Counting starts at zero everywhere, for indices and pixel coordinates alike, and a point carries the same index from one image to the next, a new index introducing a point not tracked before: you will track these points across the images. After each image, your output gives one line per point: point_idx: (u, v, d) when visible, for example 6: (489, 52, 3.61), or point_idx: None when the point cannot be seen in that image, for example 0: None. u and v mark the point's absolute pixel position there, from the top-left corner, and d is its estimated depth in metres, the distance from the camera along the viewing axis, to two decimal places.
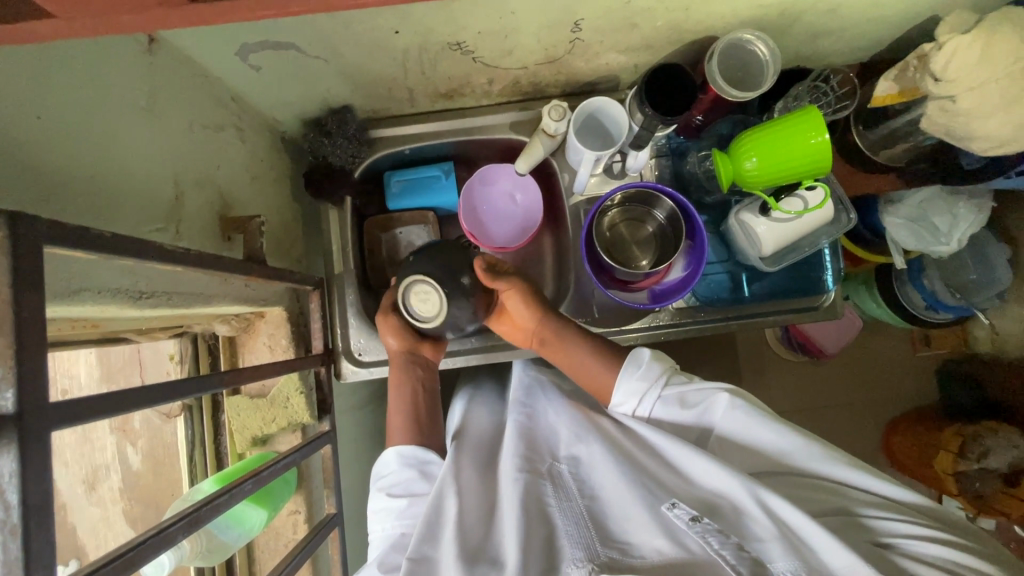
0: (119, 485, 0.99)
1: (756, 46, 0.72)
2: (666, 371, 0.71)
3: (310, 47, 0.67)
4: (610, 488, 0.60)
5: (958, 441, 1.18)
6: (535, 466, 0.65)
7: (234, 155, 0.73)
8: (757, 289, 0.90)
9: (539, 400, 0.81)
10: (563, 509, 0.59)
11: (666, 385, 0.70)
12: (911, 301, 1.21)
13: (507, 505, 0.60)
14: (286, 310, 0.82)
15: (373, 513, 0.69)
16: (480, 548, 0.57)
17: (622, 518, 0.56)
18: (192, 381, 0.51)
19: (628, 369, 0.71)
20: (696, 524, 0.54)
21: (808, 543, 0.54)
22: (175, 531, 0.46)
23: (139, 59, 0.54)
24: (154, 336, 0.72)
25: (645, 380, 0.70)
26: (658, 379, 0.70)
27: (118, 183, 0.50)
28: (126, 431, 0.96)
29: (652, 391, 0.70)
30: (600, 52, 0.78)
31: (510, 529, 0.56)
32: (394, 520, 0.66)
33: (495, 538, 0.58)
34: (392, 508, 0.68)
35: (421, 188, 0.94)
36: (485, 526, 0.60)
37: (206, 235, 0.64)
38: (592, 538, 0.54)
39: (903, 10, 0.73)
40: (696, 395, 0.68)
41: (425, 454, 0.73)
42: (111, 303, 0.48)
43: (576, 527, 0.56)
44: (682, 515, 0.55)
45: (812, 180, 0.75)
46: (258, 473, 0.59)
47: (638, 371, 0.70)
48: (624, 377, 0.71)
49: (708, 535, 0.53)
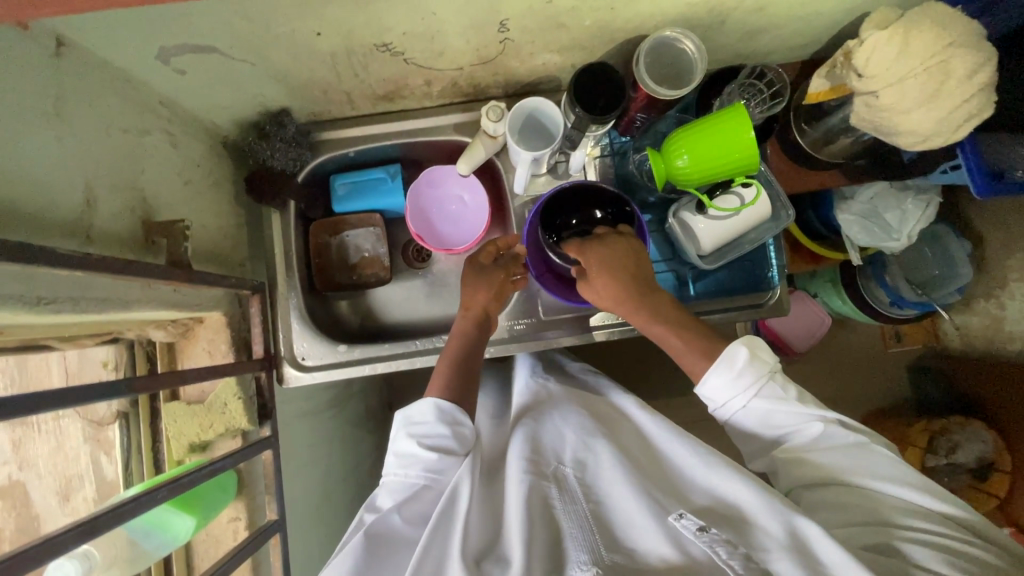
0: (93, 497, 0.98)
1: (683, 44, 0.73)
2: (760, 380, 0.66)
3: (233, 50, 0.66)
4: (616, 494, 0.62)
5: (926, 437, 1.18)
6: (540, 469, 0.66)
7: (164, 159, 0.72)
8: (701, 288, 0.90)
9: (548, 407, 0.80)
10: (568, 512, 0.60)
11: (756, 396, 0.67)
12: (875, 297, 1.20)
13: (512, 506, 0.62)
14: (225, 315, 0.81)
15: (396, 454, 0.69)
16: (487, 550, 0.58)
17: (628, 526, 0.58)
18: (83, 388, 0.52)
19: (720, 367, 0.68)
20: (703, 535, 0.56)
21: (818, 555, 0.53)
22: (64, 540, 0.46)
23: (42, 64, 0.54)
24: (82, 343, 0.71)
25: (737, 384, 0.67)
26: (758, 384, 0.66)
27: (16, 187, 0.50)
28: (102, 440, 0.96)
29: (745, 395, 0.67)
30: (534, 52, 0.78)
31: (517, 530, 0.58)
32: (420, 470, 0.66)
33: (501, 536, 0.60)
34: (420, 458, 0.67)
35: (367, 190, 0.94)
36: (490, 529, 0.62)
37: (123, 241, 0.63)
38: (597, 543, 0.56)
39: (830, 8, 0.74)
40: (786, 413, 0.66)
41: (460, 414, 0.71)
42: (3, 308, 0.47)
43: (581, 531, 0.58)
44: (689, 525, 0.57)
45: (744, 176, 0.75)
46: (176, 481, 0.59)
47: (731, 374, 0.67)
48: (716, 373, 0.68)
49: (715, 544, 0.54)
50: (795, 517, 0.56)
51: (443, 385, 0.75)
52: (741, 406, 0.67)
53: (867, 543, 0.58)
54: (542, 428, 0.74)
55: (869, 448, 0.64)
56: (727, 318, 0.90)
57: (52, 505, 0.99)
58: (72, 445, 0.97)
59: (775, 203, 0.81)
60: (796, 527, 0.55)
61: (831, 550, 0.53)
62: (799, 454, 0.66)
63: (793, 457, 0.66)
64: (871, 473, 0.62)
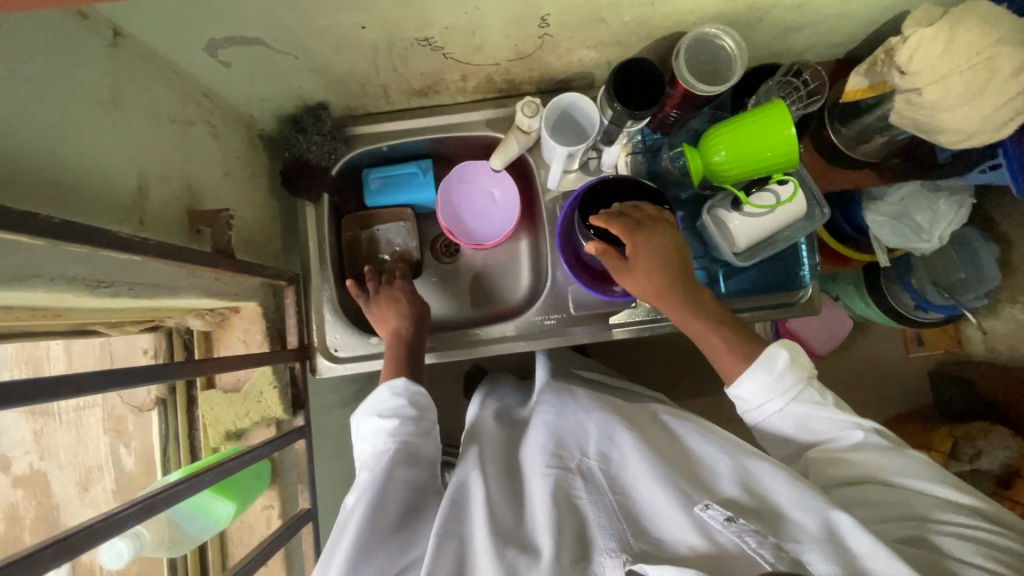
0: (111, 487, 1.02)
1: (723, 41, 0.73)
2: (797, 384, 0.67)
3: (279, 42, 0.67)
4: (642, 486, 0.61)
5: (949, 442, 1.15)
6: (565, 463, 0.66)
7: (206, 150, 0.73)
8: (733, 286, 0.90)
9: (569, 402, 0.79)
10: (594, 503, 0.60)
11: (792, 401, 0.67)
12: (901, 302, 1.19)
13: (539, 499, 0.62)
14: (261, 305, 0.82)
15: (362, 434, 0.71)
16: (515, 536, 0.59)
17: (655, 516, 0.58)
18: (140, 372, 0.53)
19: (757, 370, 0.68)
20: (730, 524, 0.54)
21: (852, 547, 0.52)
22: (125, 517, 0.45)
23: (101, 53, 0.55)
24: (126, 329, 0.73)
25: (773, 389, 0.67)
26: (798, 387, 0.67)
27: (77, 172, 0.51)
28: (119, 432, 1.00)
29: (784, 399, 0.67)
30: (572, 48, 0.78)
31: (544, 521, 0.58)
32: (384, 438, 0.68)
33: (528, 527, 0.60)
34: (382, 428, 0.69)
35: (399, 185, 0.95)
36: (516, 520, 0.62)
37: (172, 229, 0.64)
38: (624, 531, 0.56)
39: (872, 4, 0.73)
40: (822, 417, 0.67)
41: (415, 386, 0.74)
42: (66, 290, 0.48)
43: (607, 519, 0.58)
44: (716, 515, 0.55)
45: (782, 173, 0.75)
46: (222, 465, 0.59)
47: (769, 378, 0.67)
48: (753, 375, 0.68)
49: (744, 533, 0.52)
50: (828, 511, 0.55)
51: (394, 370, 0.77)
52: (778, 409, 0.68)
53: (900, 536, 0.58)
54: (564, 419, 0.74)
55: (896, 451, 0.64)
56: (758, 316, 0.90)
57: (71, 495, 1.03)
58: (92, 437, 1.02)
59: (810, 200, 0.81)
60: (833, 523, 0.54)
61: (865, 542, 0.51)
62: (831, 454, 0.66)
63: (826, 458, 0.66)
64: (900, 467, 0.63)
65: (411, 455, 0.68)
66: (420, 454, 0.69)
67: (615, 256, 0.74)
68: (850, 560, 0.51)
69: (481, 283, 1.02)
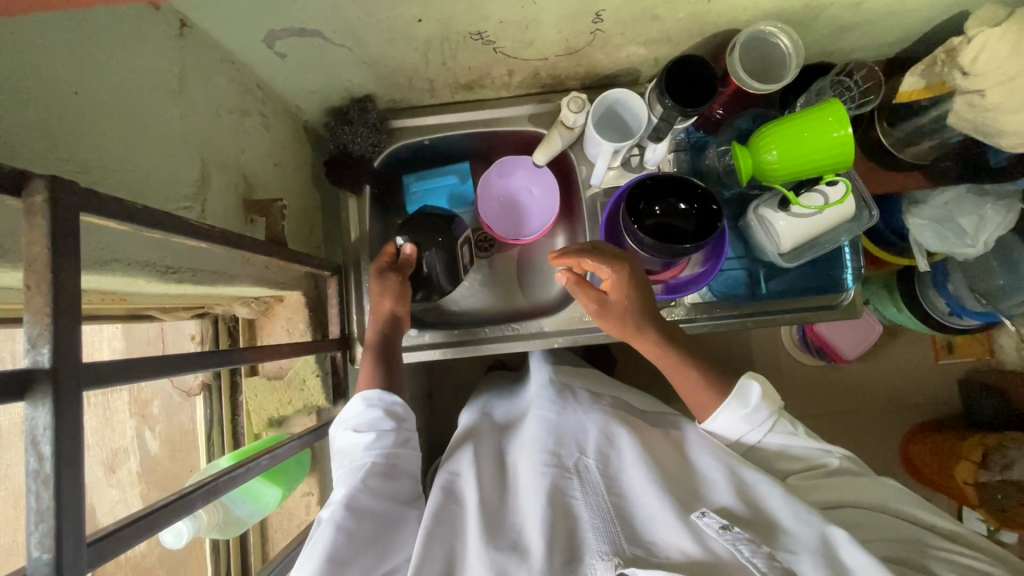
0: (139, 467, 1.08)
1: (779, 39, 0.72)
2: (772, 416, 0.68)
3: (335, 35, 0.68)
4: (638, 489, 0.59)
5: (980, 450, 1.11)
6: (561, 462, 0.63)
7: (259, 140, 0.74)
8: (774, 287, 0.89)
9: (570, 397, 0.76)
10: (589, 504, 0.58)
11: (769, 431, 0.68)
12: (933, 305, 1.14)
13: (531, 498, 0.60)
14: (305, 295, 0.83)
15: (337, 448, 0.66)
16: (505, 534, 0.57)
17: (649, 519, 0.56)
18: (215, 354, 0.51)
19: (733, 404, 0.68)
20: (726, 532, 0.53)
21: (844, 563, 0.50)
22: (194, 498, 0.46)
23: (168, 43, 0.56)
24: (178, 314, 0.76)
25: (750, 421, 0.68)
26: (771, 423, 0.68)
27: (150, 159, 0.52)
28: (146, 416, 1.07)
29: (758, 434, 0.68)
30: (622, 44, 0.78)
31: (536, 518, 0.56)
32: (361, 451, 0.64)
33: (517, 525, 0.58)
34: (359, 442, 0.64)
35: (439, 195, 0.96)
36: (505, 517, 0.60)
37: (230, 217, 0.66)
38: (618, 534, 0.54)
39: (933, 3, 0.72)
40: (796, 448, 0.68)
41: (390, 396, 0.69)
42: (140, 275, 0.49)
43: (601, 522, 0.55)
44: (712, 523, 0.54)
45: (833, 174, 0.74)
46: (274, 451, 0.60)
47: (744, 412, 0.68)
48: (727, 410, 0.68)
49: (738, 542, 0.51)
50: (825, 526, 0.54)
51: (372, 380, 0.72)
52: (757, 441, 0.69)
53: (905, 559, 0.57)
54: (564, 416, 0.71)
55: (865, 477, 0.66)
56: (797, 317, 0.90)
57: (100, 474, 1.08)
58: (121, 419, 1.08)
59: (857, 203, 0.80)
60: (828, 540, 0.52)
61: (861, 558, 0.50)
62: (814, 479, 0.65)
63: (805, 483, 0.65)
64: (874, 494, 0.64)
65: (388, 469, 0.64)
66: (399, 465, 0.65)
67: (592, 291, 0.72)
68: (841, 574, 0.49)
69: (515, 278, 1.01)
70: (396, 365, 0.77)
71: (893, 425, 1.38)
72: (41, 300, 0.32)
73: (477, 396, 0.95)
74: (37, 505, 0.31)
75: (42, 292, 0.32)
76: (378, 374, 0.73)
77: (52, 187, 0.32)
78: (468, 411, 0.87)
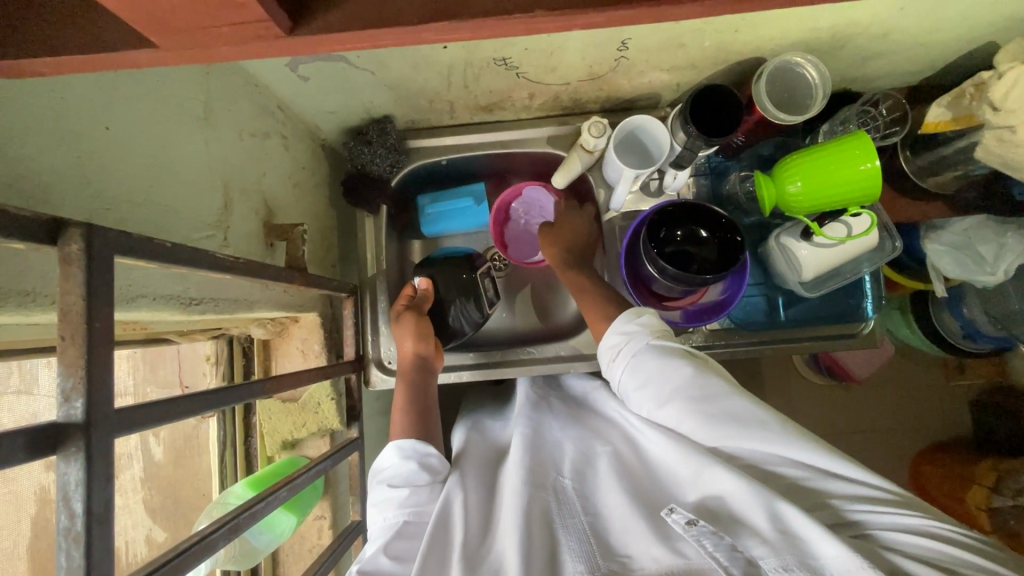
0: (142, 476, 1.07)
1: (806, 71, 0.72)
2: (659, 331, 0.68)
3: (359, 59, 0.67)
4: (612, 502, 0.58)
5: (993, 476, 1.09)
6: (537, 479, 0.62)
7: (279, 161, 0.74)
8: (793, 314, 0.88)
9: (548, 420, 0.76)
10: (568, 527, 0.56)
11: (652, 338, 0.66)
12: (946, 326, 1.12)
13: (505, 518, 0.58)
14: (320, 316, 0.82)
15: (373, 505, 0.66)
16: (482, 556, 0.55)
17: (622, 531, 0.54)
18: (240, 387, 0.51)
19: (622, 318, 0.70)
20: (691, 529, 0.51)
21: (798, 534, 0.49)
22: (216, 539, 0.45)
23: (196, 71, 0.55)
24: (194, 336, 0.75)
25: (635, 331, 0.68)
26: (649, 333, 0.67)
27: (176, 189, 0.52)
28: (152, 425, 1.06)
29: (634, 343, 0.67)
30: (645, 71, 0.77)
31: (509, 536, 0.55)
32: (395, 509, 0.63)
33: (495, 544, 0.56)
34: (393, 499, 0.64)
35: (455, 214, 0.94)
36: (483, 538, 0.58)
37: (252, 243, 0.65)
38: (593, 552, 0.53)
39: (961, 33, 0.71)
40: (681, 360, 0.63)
41: (424, 446, 0.68)
42: (164, 308, 0.49)
43: (578, 542, 0.54)
44: (678, 522, 0.52)
45: (858, 207, 0.73)
46: (292, 481, 0.58)
47: (632, 320, 0.69)
48: (615, 323, 0.70)
49: (702, 538, 0.50)
50: (776, 501, 0.50)
51: (405, 426, 0.72)
52: (640, 347, 0.66)
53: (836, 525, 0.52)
54: (538, 436, 0.70)
55: None
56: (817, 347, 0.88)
57: None
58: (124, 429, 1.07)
59: (881, 232, 0.79)
60: (776, 512, 0.50)
61: (811, 527, 0.48)
62: None
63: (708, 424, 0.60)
64: (784, 428, 0.56)
65: (419, 529, 0.62)
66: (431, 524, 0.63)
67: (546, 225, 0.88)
68: (803, 558, 0.47)
69: (529, 297, 1.00)
70: (432, 418, 0.75)
71: (903, 447, 1.36)
72: (76, 350, 0.31)
73: (460, 417, 0.91)
74: (67, 564, 0.30)
75: (76, 342, 0.31)
76: (416, 429, 0.71)
77: (87, 236, 0.32)
78: (459, 428, 0.85)
